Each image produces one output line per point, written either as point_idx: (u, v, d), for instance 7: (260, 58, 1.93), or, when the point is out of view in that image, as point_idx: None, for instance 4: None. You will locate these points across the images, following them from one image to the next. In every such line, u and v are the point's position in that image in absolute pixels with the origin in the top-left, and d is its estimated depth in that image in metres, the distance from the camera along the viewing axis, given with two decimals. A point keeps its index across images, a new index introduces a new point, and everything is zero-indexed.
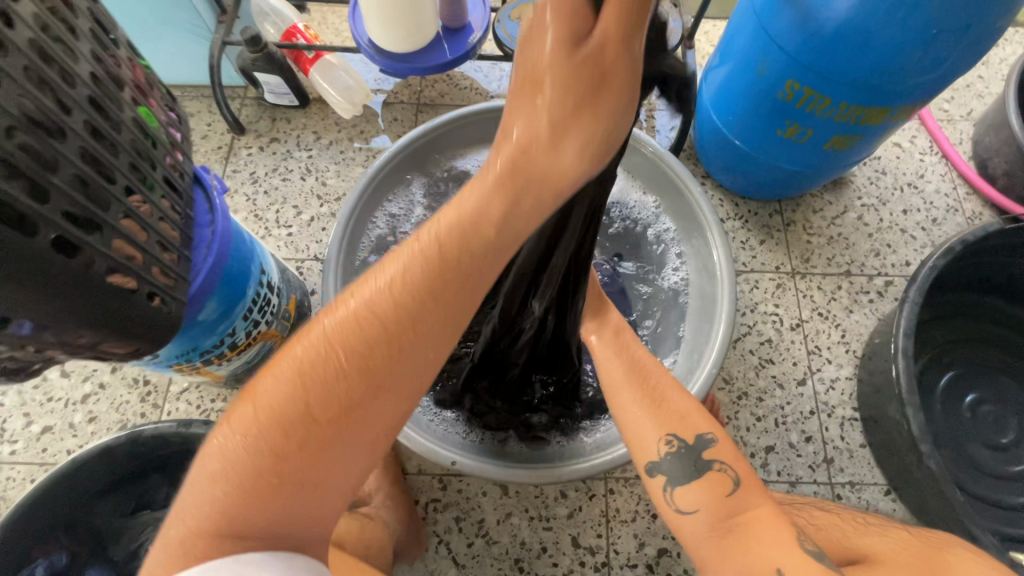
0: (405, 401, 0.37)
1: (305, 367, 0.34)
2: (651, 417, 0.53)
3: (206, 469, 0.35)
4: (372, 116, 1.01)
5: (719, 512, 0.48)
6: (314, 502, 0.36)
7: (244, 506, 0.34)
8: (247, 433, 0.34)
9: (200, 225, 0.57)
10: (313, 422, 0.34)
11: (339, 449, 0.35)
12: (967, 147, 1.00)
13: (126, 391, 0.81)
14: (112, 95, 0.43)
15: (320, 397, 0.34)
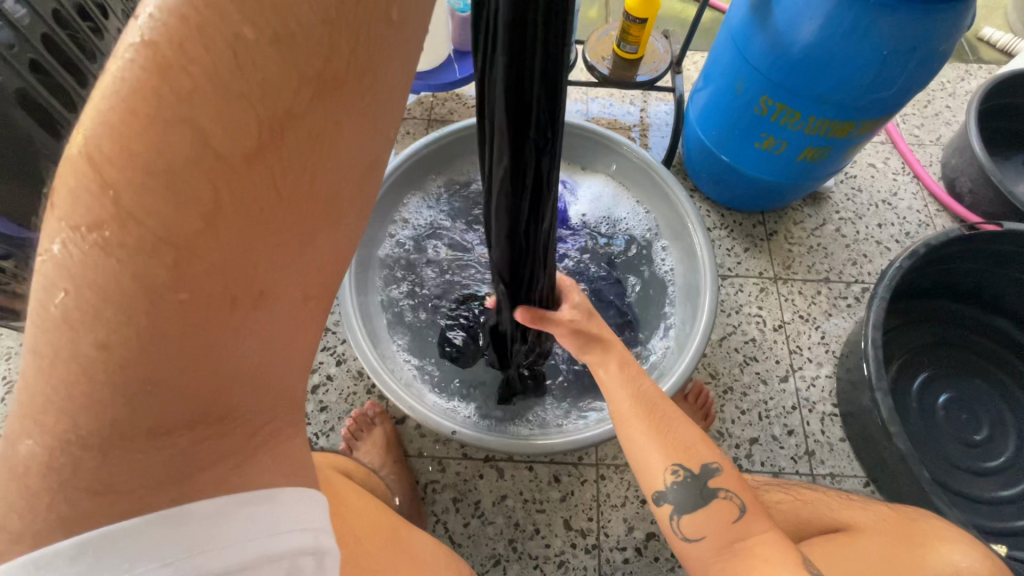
0: (355, 142, 0.25)
1: (178, 79, 0.20)
2: (656, 447, 0.53)
3: (60, 312, 0.22)
4: None
5: (723, 539, 0.49)
6: (250, 315, 0.25)
7: (149, 350, 0.23)
8: (104, 222, 0.21)
9: None
10: (218, 170, 0.22)
11: (267, 216, 0.24)
12: (936, 168, 1.08)
13: None
14: None
15: (215, 130, 0.21)
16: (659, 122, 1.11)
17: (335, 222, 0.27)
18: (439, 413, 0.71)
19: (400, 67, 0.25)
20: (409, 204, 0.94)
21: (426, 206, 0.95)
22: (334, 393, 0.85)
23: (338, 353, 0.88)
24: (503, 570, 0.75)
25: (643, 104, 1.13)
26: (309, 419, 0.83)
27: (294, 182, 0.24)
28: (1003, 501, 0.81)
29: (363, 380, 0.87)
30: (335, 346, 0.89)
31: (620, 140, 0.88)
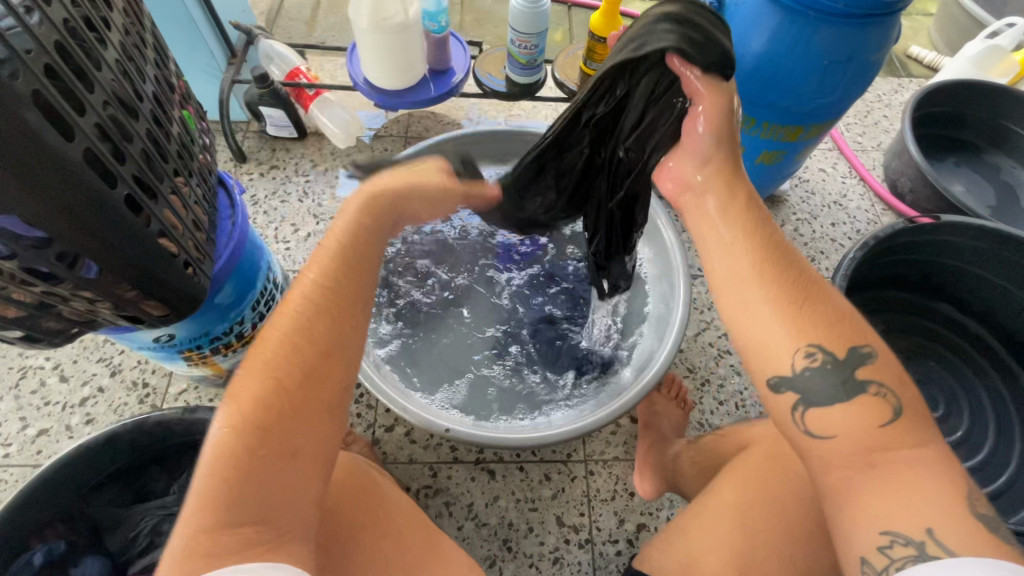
0: (346, 375, 0.48)
1: (272, 357, 0.44)
2: (789, 321, 0.43)
3: (204, 471, 0.40)
4: (364, 146, 1.13)
5: (864, 444, 0.41)
6: (293, 467, 0.43)
7: (247, 474, 0.41)
8: (232, 422, 0.42)
9: (222, 217, 0.65)
10: (286, 392, 0.43)
11: (309, 413, 0.44)
12: (879, 172, 1.17)
13: (125, 393, 0.84)
14: (167, 96, 0.53)
15: (288, 373, 0.44)
16: None
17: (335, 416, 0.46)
18: (429, 413, 0.72)
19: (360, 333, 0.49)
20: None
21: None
22: None
23: None
24: (500, 570, 0.76)
25: None
26: None
27: (313, 391, 0.45)
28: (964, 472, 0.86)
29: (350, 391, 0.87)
30: None
31: None
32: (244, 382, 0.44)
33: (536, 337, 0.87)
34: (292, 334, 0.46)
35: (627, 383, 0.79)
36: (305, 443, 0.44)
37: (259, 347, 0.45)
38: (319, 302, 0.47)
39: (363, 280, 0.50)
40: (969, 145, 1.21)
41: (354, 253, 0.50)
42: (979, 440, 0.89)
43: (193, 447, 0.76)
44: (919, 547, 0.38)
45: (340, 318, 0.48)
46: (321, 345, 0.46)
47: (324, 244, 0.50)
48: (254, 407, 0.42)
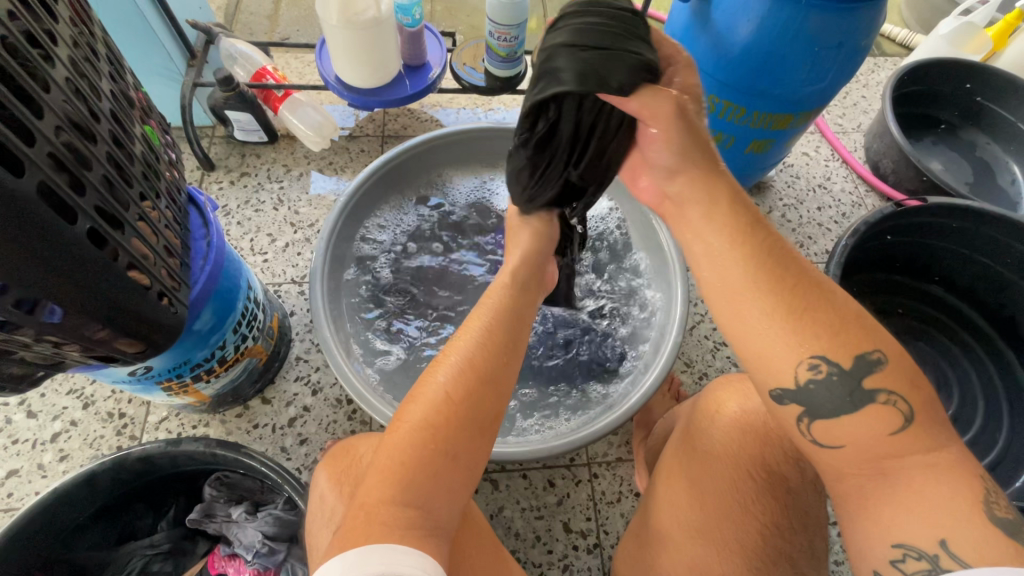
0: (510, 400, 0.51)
1: (445, 372, 0.49)
2: (789, 333, 0.42)
3: (380, 461, 0.44)
4: (339, 148, 1.08)
5: (871, 452, 0.41)
6: (458, 470, 0.45)
7: (420, 465, 0.44)
8: (409, 423, 0.46)
9: (195, 238, 0.61)
10: (455, 401, 0.47)
11: (477, 426, 0.47)
12: (861, 153, 1.18)
13: (100, 425, 0.79)
14: (126, 111, 0.48)
15: (457, 385, 0.48)
16: None
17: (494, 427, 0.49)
18: None
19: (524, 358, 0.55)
20: (381, 214, 0.93)
21: (401, 214, 0.94)
22: (313, 423, 0.81)
23: (314, 383, 0.85)
24: None
25: None
26: (289, 454, 0.79)
27: (479, 406, 0.48)
28: None
29: (343, 407, 0.83)
30: (308, 376, 0.85)
31: None
32: (421, 387, 0.49)
33: (534, 340, 0.84)
34: (465, 352, 0.51)
35: (630, 385, 0.77)
36: (466, 449, 0.46)
37: (440, 361, 0.50)
38: (490, 333, 0.53)
39: (520, 323, 0.57)
40: (945, 123, 1.22)
41: (519, 304, 0.59)
42: (969, 418, 0.91)
43: (180, 479, 0.72)
44: (932, 560, 0.37)
45: (507, 352, 0.53)
46: (488, 368, 0.50)
47: (498, 292, 0.59)
48: (430, 406, 0.46)
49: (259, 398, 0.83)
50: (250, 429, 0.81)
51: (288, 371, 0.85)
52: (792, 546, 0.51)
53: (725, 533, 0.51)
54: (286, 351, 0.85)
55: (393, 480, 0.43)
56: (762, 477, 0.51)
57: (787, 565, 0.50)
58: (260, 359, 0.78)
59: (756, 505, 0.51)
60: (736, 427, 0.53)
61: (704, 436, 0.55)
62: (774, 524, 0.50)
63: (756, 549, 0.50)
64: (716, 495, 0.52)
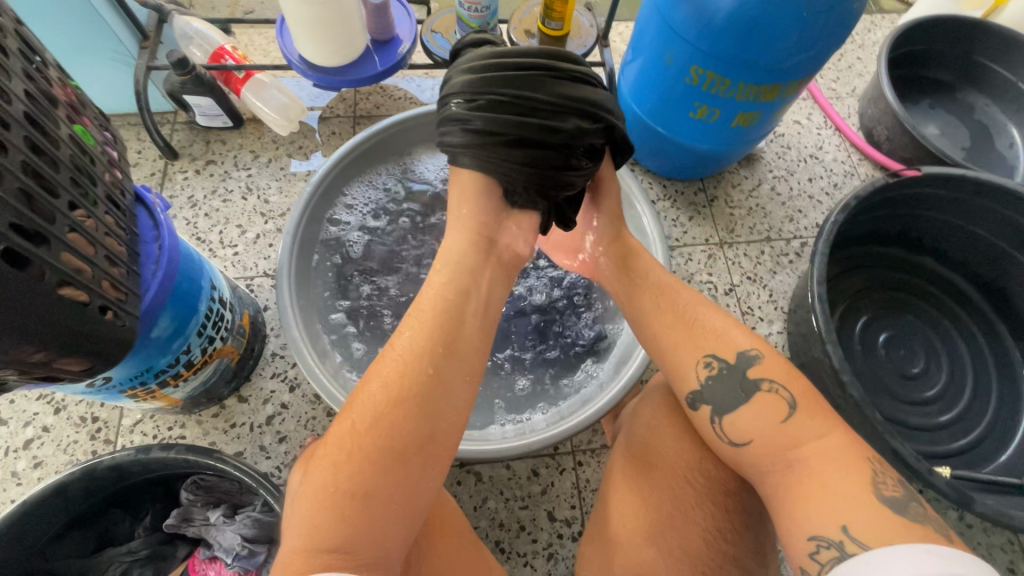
0: (439, 420, 0.46)
1: (355, 402, 0.47)
2: (689, 343, 0.53)
3: (299, 500, 0.44)
4: (309, 131, 1.03)
5: (775, 445, 0.47)
6: (374, 506, 0.43)
7: (328, 504, 0.42)
8: (319, 460, 0.44)
9: (146, 241, 0.57)
10: (359, 433, 0.44)
11: (388, 456, 0.44)
12: (854, 120, 1.13)
13: (74, 430, 0.77)
14: (48, 113, 0.44)
15: (361, 415, 0.45)
16: None
17: (418, 453, 0.45)
18: None
19: (461, 368, 0.49)
20: (351, 195, 0.89)
21: (373, 197, 0.90)
22: (291, 421, 0.80)
23: (291, 379, 0.83)
24: None
25: None
26: (269, 452, 0.78)
27: (393, 435, 0.44)
28: (944, 424, 0.87)
29: (322, 403, 0.81)
30: (285, 372, 0.83)
31: None
32: (339, 420, 0.46)
33: (516, 328, 0.82)
34: (379, 378, 0.47)
35: (611, 372, 0.75)
36: (381, 488, 0.43)
37: (358, 390, 0.47)
38: (417, 346, 0.48)
39: (454, 329, 0.50)
40: (943, 84, 1.16)
41: (468, 288, 0.53)
42: (957, 392, 0.89)
43: (157, 483, 0.71)
44: (839, 547, 0.41)
45: (435, 366, 0.48)
46: (408, 392, 0.46)
47: (438, 286, 0.52)
48: (341, 442, 0.44)
49: (235, 396, 0.81)
50: (228, 429, 0.79)
51: (265, 368, 0.83)
52: (736, 547, 0.50)
53: (670, 540, 0.50)
54: (261, 348, 0.83)
55: (308, 522, 0.42)
56: (699, 482, 0.51)
57: (734, 567, 0.49)
58: (232, 359, 0.76)
59: (696, 510, 0.50)
60: (675, 434, 0.54)
61: (648, 440, 0.55)
62: (716, 528, 0.50)
63: (702, 554, 0.49)
64: (657, 503, 0.51)
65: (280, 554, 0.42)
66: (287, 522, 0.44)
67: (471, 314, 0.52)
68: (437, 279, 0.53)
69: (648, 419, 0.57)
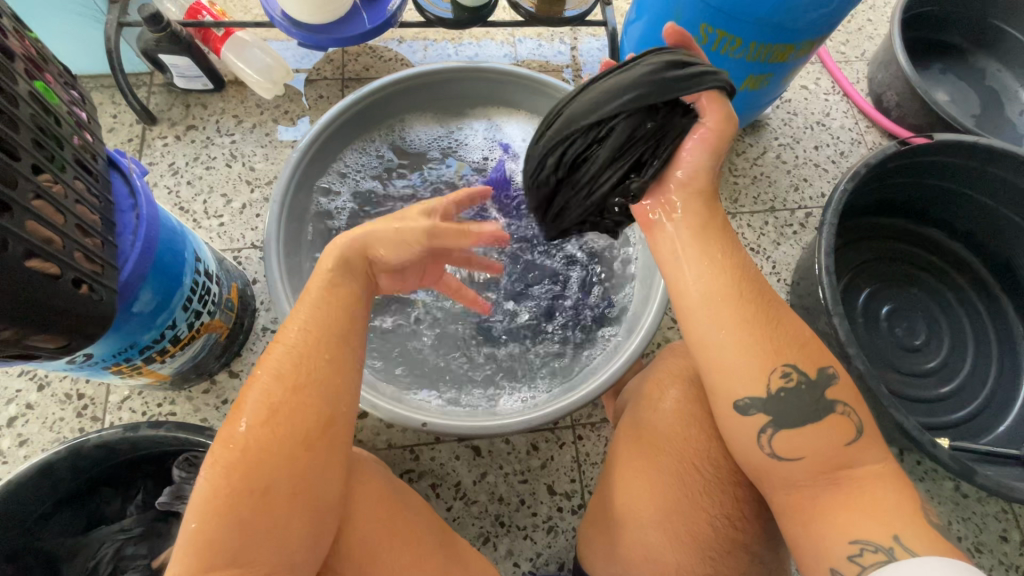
0: (334, 408, 0.47)
1: (242, 401, 0.46)
2: (767, 346, 0.45)
3: (191, 510, 0.43)
4: (295, 95, 0.97)
5: (829, 461, 0.44)
6: (272, 506, 0.42)
7: (225, 511, 0.42)
8: (210, 467, 0.43)
9: (122, 211, 0.54)
10: (252, 431, 0.44)
11: (280, 453, 0.44)
12: (864, 85, 1.09)
13: (60, 407, 0.75)
14: (3, 66, 0.40)
15: (250, 414, 0.45)
16: (591, 60, 1.05)
17: (315, 445, 0.45)
18: (405, 404, 0.67)
19: (352, 355, 0.49)
20: (342, 160, 0.84)
21: (364, 165, 0.86)
22: None
23: None
24: (494, 546, 0.74)
25: (573, 43, 1.06)
26: None
27: (290, 428, 0.44)
28: (944, 396, 0.87)
29: None
30: None
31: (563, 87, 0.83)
32: (232, 416, 0.46)
33: (516, 301, 0.80)
34: (270, 374, 0.46)
35: (614, 346, 0.74)
36: (283, 482, 0.43)
37: (247, 387, 0.46)
38: (307, 340, 0.48)
39: (343, 319, 0.50)
40: (954, 48, 1.12)
41: (349, 283, 0.52)
42: (958, 365, 0.89)
43: (149, 461, 0.69)
44: (887, 552, 0.41)
45: (328, 354, 0.48)
46: (304, 382, 0.46)
47: (321, 281, 0.51)
48: (235, 439, 0.44)
49: (226, 371, 0.79)
50: (220, 405, 0.77)
51: (255, 343, 0.81)
52: (746, 534, 0.49)
53: (678, 526, 0.49)
54: (251, 322, 0.80)
55: (203, 533, 0.41)
56: (709, 471, 0.50)
57: (744, 553, 0.49)
58: (221, 334, 0.74)
59: (705, 497, 0.49)
60: (683, 417, 0.51)
61: (652, 423, 0.53)
62: (726, 516, 0.49)
63: (712, 539, 0.49)
64: (663, 489, 0.50)
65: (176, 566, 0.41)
66: (181, 534, 0.42)
67: (355, 306, 0.51)
68: (319, 278, 0.51)
69: (654, 401, 0.55)
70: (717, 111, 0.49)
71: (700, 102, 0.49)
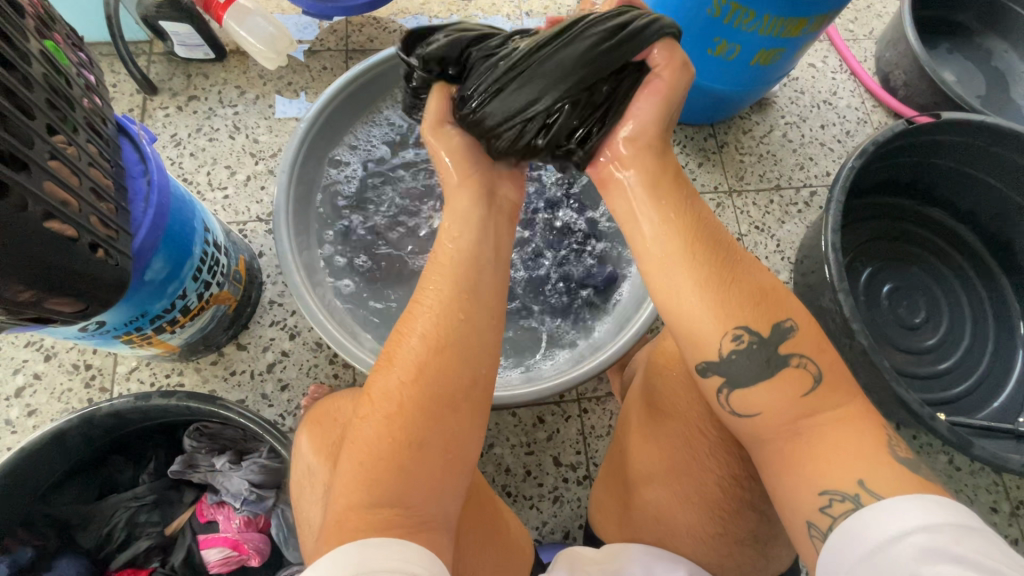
0: (479, 368, 0.44)
1: (394, 352, 0.44)
2: (713, 309, 0.43)
3: (350, 453, 0.42)
4: (298, 66, 0.96)
5: (786, 413, 0.43)
6: (427, 459, 0.41)
7: (383, 456, 0.40)
8: (369, 413, 0.42)
9: (133, 176, 0.53)
10: (408, 384, 0.42)
11: (435, 407, 0.42)
12: (870, 64, 1.08)
13: (67, 377, 0.75)
14: (15, 22, 0.39)
15: (407, 367, 0.43)
16: None
17: (459, 406, 0.43)
18: None
19: (495, 315, 0.46)
20: (351, 132, 0.83)
21: (370, 137, 0.85)
22: (293, 368, 0.78)
23: (291, 327, 0.80)
24: None
25: None
26: (271, 400, 0.77)
27: (442, 385, 0.42)
28: (941, 373, 0.88)
29: (323, 350, 0.80)
30: (284, 319, 0.81)
31: None
32: (380, 372, 0.44)
33: (524, 276, 0.80)
34: (418, 328, 0.44)
35: (621, 321, 0.74)
36: (438, 437, 0.41)
37: (396, 340, 0.45)
38: (455, 297, 0.45)
39: (490, 278, 0.47)
40: (962, 28, 1.12)
41: (482, 238, 0.48)
42: (955, 343, 0.90)
43: (158, 430, 0.70)
44: (853, 500, 0.40)
45: (470, 315, 0.45)
46: (452, 340, 0.44)
47: (451, 238, 0.48)
48: (388, 395, 0.42)
49: (233, 343, 0.79)
50: (227, 376, 0.77)
51: (263, 315, 0.80)
52: (751, 493, 0.49)
53: (687, 488, 0.51)
54: (258, 295, 0.80)
55: (363, 476, 0.40)
56: (713, 434, 0.50)
57: (752, 513, 0.50)
58: (229, 305, 0.73)
59: (709, 458, 0.50)
60: (684, 383, 0.52)
61: (659, 390, 0.55)
62: (732, 476, 0.49)
63: (717, 499, 0.50)
64: (672, 451, 0.52)
65: (335, 506, 0.40)
66: (339, 476, 0.41)
67: (499, 263, 0.49)
68: (450, 237, 0.48)
69: (662, 367, 0.56)
70: (672, 51, 0.49)
71: (656, 57, 0.49)
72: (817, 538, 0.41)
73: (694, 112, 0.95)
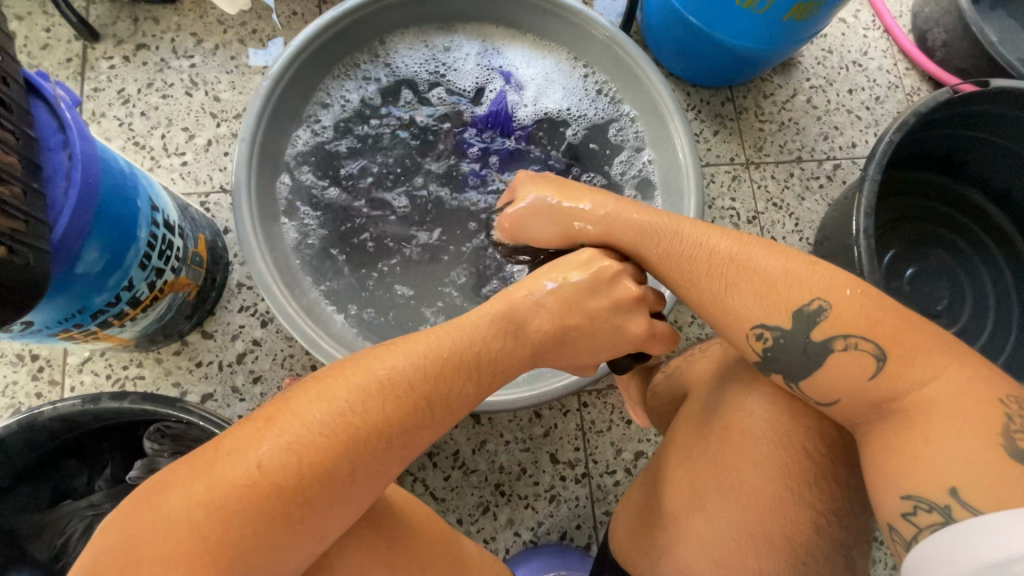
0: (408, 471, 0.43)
1: (359, 435, 0.38)
2: (759, 305, 0.46)
3: (220, 507, 0.34)
4: (263, 11, 0.83)
5: (869, 398, 0.43)
6: (309, 552, 0.37)
7: (270, 538, 0.35)
8: (279, 483, 0.35)
9: (50, 149, 0.44)
10: (348, 480, 0.37)
11: (355, 506, 0.38)
12: (906, 20, 0.98)
13: (11, 369, 0.67)
14: None
15: (363, 462, 0.38)
16: None
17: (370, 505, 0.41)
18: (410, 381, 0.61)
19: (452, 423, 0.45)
20: (325, 90, 0.73)
21: (345, 96, 0.75)
22: (266, 359, 0.71)
23: (262, 313, 0.73)
24: (494, 516, 0.71)
25: None
26: (242, 394, 0.70)
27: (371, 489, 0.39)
28: None
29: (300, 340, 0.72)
30: (255, 305, 0.73)
31: (577, 7, 0.71)
32: (305, 398, 0.38)
33: None
34: (396, 421, 0.40)
35: None
36: (320, 506, 0.36)
37: (358, 415, 0.38)
38: (431, 394, 0.42)
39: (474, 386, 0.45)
40: None
41: (500, 335, 0.47)
42: (977, 330, 0.85)
43: (115, 430, 0.63)
44: (944, 513, 0.38)
45: (438, 420, 0.42)
46: (410, 444, 0.41)
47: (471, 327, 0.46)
48: (296, 429, 0.37)
49: (199, 331, 0.71)
50: (193, 368, 0.70)
51: (230, 300, 0.72)
52: (848, 533, 0.47)
53: (767, 525, 0.47)
54: (224, 278, 0.72)
55: (220, 544, 0.33)
56: (818, 456, 0.47)
57: (841, 554, 0.47)
58: (191, 291, 0.65)
59: (811, 489, 0.46)
60: (785, 410, 0.48)
61: (737, 417, 0.49)
62: (832, 511, 0.47)
63: (807, 540, 0.46)
64: (763, 480, 0.47)
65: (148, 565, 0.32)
66: (179, 519, 0.33)
67: (480, 364, 0.45)
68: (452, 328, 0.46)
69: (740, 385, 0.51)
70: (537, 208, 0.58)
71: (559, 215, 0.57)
72: (900, 542, 0.40)
73: (711, 74, 0.85)
